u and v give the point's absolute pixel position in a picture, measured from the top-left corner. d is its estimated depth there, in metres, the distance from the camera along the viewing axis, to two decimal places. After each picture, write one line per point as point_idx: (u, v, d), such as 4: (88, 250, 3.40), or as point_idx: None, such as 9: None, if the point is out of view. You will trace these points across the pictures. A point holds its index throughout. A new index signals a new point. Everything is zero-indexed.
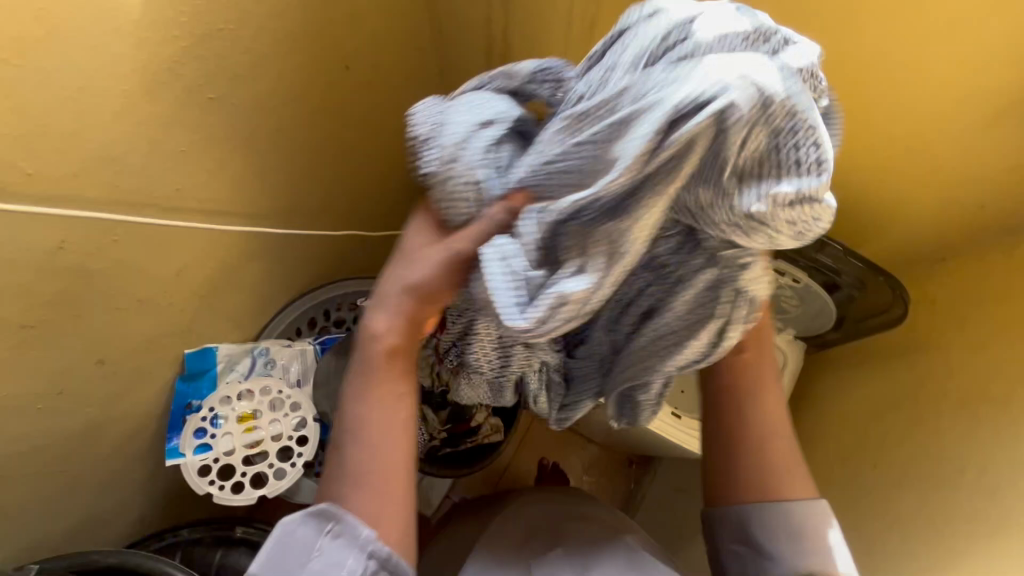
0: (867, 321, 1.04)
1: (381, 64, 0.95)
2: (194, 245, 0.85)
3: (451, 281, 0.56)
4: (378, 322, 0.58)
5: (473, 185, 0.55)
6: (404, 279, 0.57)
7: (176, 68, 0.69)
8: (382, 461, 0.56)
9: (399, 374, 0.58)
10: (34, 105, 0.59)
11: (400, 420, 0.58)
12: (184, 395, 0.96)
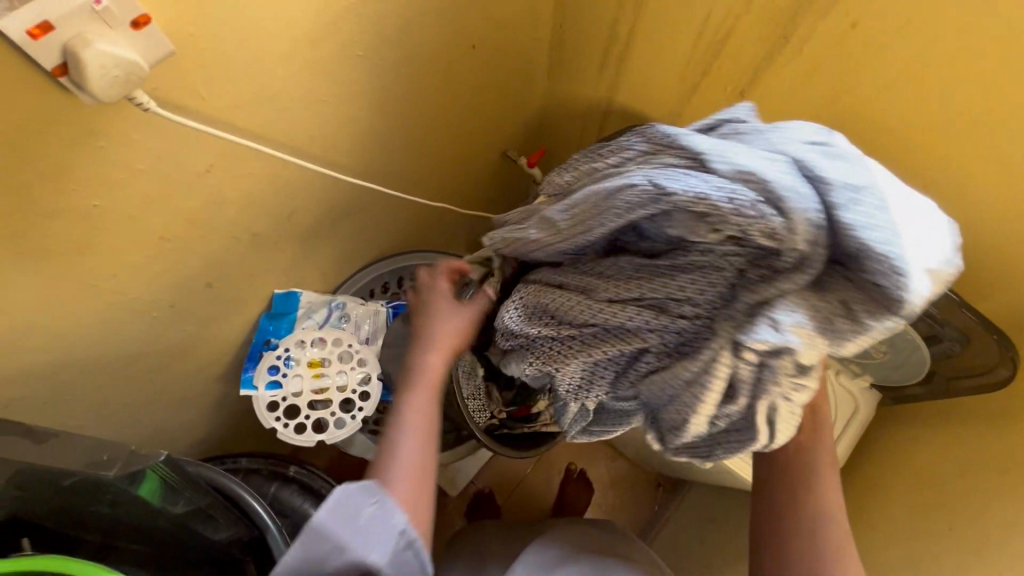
0: (959, 380, 0.73)
1: (508, 22, 0.84)
2: (306, 187, 0.74)
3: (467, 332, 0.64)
4: (422, 358, 0.61)
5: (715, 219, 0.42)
6: (436, 329, 0.64)
7: (356, 9, 0.60)
8: (421, 462, 0.54)
9: (431, 390, 0.59)
10: (243, 24, 0.51)
11: (429, 416, 0.57)
12: (264, 332, 0.90)
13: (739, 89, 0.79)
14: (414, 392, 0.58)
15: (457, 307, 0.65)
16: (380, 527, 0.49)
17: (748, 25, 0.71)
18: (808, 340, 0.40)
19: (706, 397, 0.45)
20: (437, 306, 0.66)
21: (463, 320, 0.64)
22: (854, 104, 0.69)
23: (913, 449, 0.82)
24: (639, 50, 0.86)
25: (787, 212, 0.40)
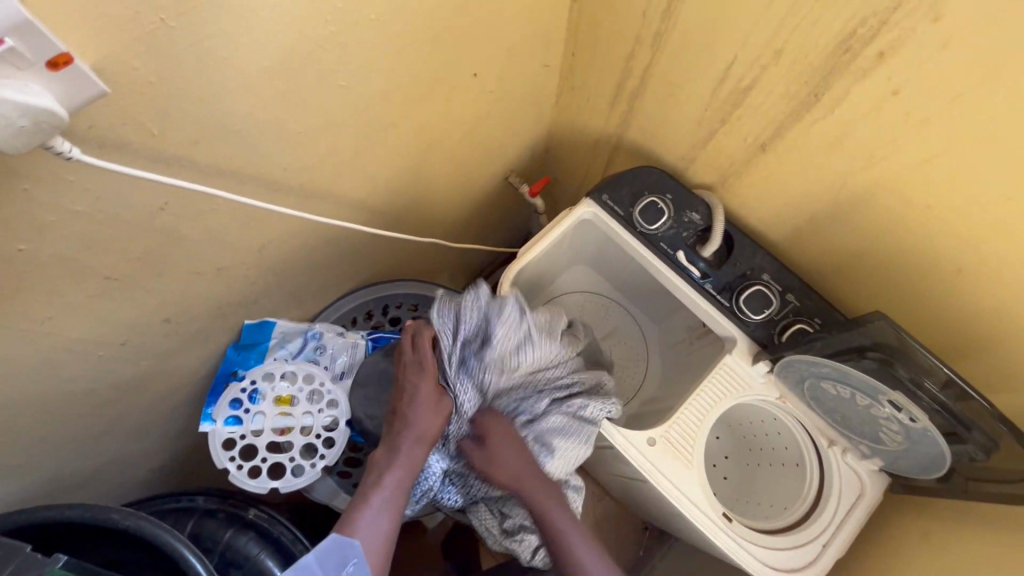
0: (979, 485, 0.65)
1: (513, 54, 0.79)
2: (279, 223, 0.69)
3: (429, 413, 0.70)
4: (382, 453, 0.69)
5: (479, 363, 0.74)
6: (409, 425, 0.69)
7: (340, 40, 0.55)
8: (387, 537, 0.65)
9: (404, 465, 0.68)
10: (209, 59, 0.46)
11: (389, 507, 0.66)
12: (230, 363, 0.84)
13: (759, 142, 0.72)
14: (390, 475, 0.67)
15: (436, 404, 0.71)
16: None
17: (773, 80, 0.65)
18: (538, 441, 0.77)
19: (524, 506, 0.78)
20: (421, 394, 0.71)
21: (421, 403, 0.70)
22: (884, 174, 0.63)
23: (922, 545, 0.75)
24: (653, 92, 0.81)
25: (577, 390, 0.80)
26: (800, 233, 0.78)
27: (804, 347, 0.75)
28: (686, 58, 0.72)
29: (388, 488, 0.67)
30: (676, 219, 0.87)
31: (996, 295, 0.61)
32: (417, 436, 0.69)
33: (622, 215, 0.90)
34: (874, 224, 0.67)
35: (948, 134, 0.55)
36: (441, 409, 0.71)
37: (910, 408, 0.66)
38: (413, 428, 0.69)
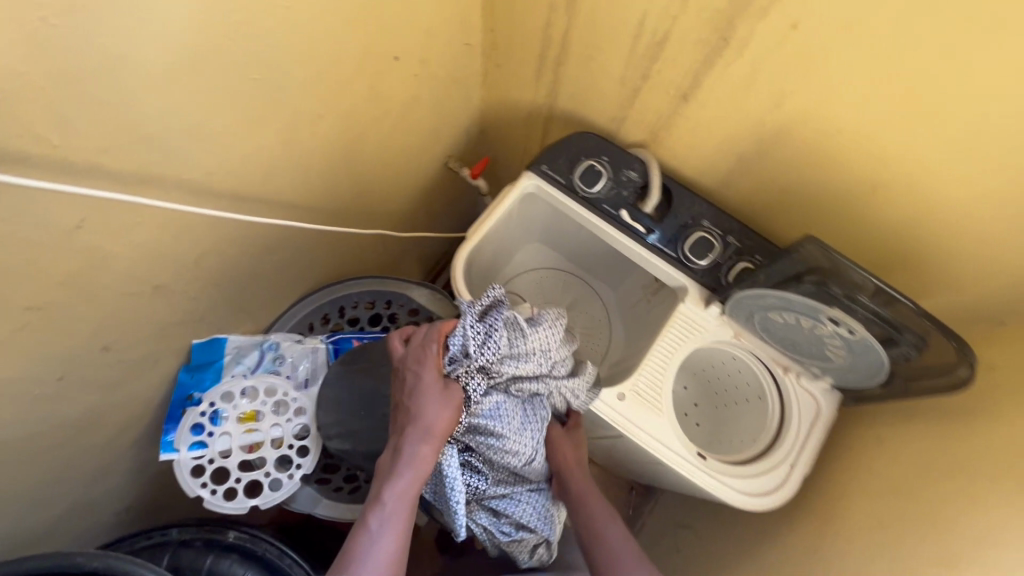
0: (917, 382, 0.71)
1: (432, 34, 0.79)
2: (212, 231, 0.66)
3: (444, 414, 0.67)
4: (385, 462, 0.68)
5: (491, 351, 0.69)
6: (417, 423, 0.66)
7: (248, 30, 0.53)
8: (391, 558, 0.63)
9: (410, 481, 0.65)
10: (107, 61, 0.44)
11: (392, 531, 0.64)
12: (185, 387, 0.81)
13: (680, 93, 0.75)
14: (396, 485, 0.65)
15: (445, 395, 0.68)
16: None
17: (684, 30, 0.67)
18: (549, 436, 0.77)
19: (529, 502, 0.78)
20: (427, 388, 0.68)
21: (430, 403, 0.67)
22: (793, 107, 0.67)
23: (875, 449, 0.81)
24: (575, 57, 0.82)
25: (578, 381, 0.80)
26: (732, 176, 0.82)
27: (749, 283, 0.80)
28: (601, 16, 0.74)
29: (395, 495, 0.65)
30: (615, 179, 0.89)
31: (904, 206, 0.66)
32: (425, 431, 0.66)
33: (564, 183, 0.91)
34: (793, 156, 0.72)
35: (844, 59, 0.59)
36: (455, 399, 0.68)
37: (848, 322, 0.69)
38: (418, 434, 0.66)
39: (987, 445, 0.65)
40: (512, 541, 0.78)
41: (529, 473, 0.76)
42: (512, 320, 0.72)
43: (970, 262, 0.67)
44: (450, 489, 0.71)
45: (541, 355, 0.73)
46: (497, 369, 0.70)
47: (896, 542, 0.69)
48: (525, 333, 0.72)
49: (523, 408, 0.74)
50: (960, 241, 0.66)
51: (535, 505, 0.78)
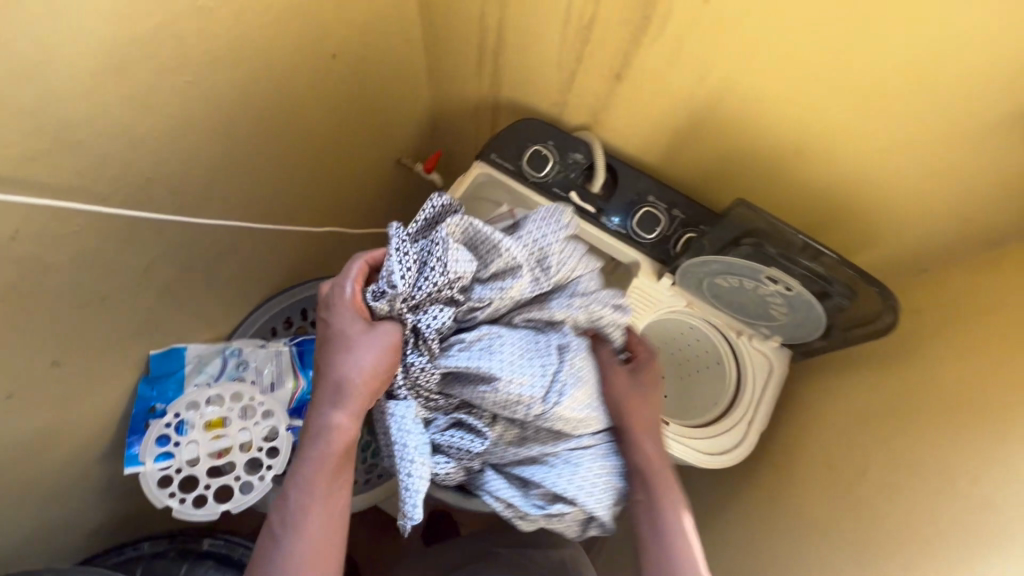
0: (850, 331, 0.75)
1: (369, 30, 0.80)
2: (158, 238, 0.67)
3: (363, 364, 0.61)
4: (309, 431, 0.63)
5: (444, 274, 0.61)
6: (335, 385, 0.61)
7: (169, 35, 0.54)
8: (321, 526, 0.60)
9: (327, 444, 0.61)
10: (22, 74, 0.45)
11: (320, 501, 0.60)
12: (147, 399, 0.81)
13: (613, 74, 0.78)
14: (316, 449, 0.61)
15: (369, 338, 0.61)
16: None
17: (606, 12, 0.70)
18: (571, 371, 0.68)
19: (587, 469, 0.68)
20: (347, 339, 0.62)
21: (346, 355, 0.61)
22: (712, 81, 0.71)
23: (820, 399, 0.86)
24: (512, 44, 0.84)
25: (596, 303, 0.70)
26: (670, 151, 0.85)
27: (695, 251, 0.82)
28: (529, 2, 0.76)
29: (310, 460, 0.61)
30: (562, 162, 0.91)
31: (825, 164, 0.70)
32: (343, 387, 0.61)
33: (513, 169, 0.93)
34: (721, 127, 0.75)
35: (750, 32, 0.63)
36: (383, 346, 0.62)
37: (785, 279, 0.74)
38: (333, 392, 0.62)
39: (920, 385, 0.70)
40: (547, 502, 0.69)
41: (551, 418, 0.66)
42: (464, 233, 0.63)
43: (890, 214, 0.72)
44: (398, 444, 0.64)
45: (517, 270, 0.65)
46: (451, 293, 0.63)
47: (841, 481, 0.75)
48: (490, 246, 0.64)
49: (517, 343, 0.66)
50: (878, 196, 0.71)
51: (571, 453, 0.69)
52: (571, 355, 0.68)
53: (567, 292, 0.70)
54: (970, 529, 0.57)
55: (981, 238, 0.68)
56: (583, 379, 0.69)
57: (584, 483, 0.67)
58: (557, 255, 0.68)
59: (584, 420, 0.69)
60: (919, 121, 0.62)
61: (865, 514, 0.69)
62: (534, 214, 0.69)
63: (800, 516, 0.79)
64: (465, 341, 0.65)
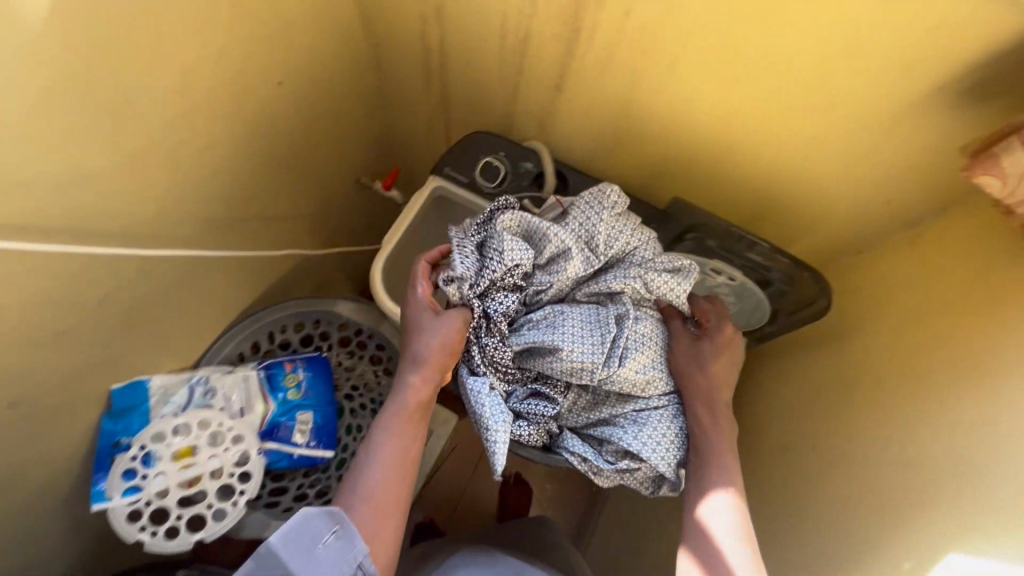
0: (789, 316, 0.80)
1: (314, 56, 0.82)
2: (113, 273, 0.68)
3: (432, 343, 0.68)
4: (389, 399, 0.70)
5: (500, 258, 0.69)
6: (410, 356, 0.69)
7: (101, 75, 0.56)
8: (393, 478, 0.65)
9: (399, 409, 0.68)
10: None
11: (393, 456, 0.66)
12: (110, 434, 0.80)
13: (553, 86, 0.82)
14: (393, 410, 0.68)
15: (438, 320, 0.69)
16: (340, 550, 0.57)
17: (538, 28, 0.74)
18: (638, 335, 0.71)
19: (660, 427, 0.70)
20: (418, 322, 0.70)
21: (416, 334, 0.69)
22: (642, 89, 0.75)
23: (784, 382, 0.91)
24: (455, 62, 0.87)
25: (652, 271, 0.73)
26: (615, 154, 0.88)
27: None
28: (464, 22, 0.79)
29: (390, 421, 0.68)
30: (513, 171, 0.92)
31: (755, 160, 0.75)
32: (420, 359, 0.68)
33: (465, 181, 0.94)
34: (658, 130, 0.79)
35: (665, 46, 0.66)
36: (453, 324, 0.69)
37: (729, 270, 0.78)
38: (408, 361, 0.69)
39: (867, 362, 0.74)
40: (625, 463, 0.70)
41: (619, 379, 0.69)
42: (515, 223, 0.72)
43: (821, 202, 0.76)
44: (476, 413, 0.67)
45: (569, 248, 0.71)
46: (510, 273, 0.70)
47: (804, 460, 0.79)
48: (541, 232, 0.71)
49: (581, 316, 0.71)
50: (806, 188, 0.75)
51: (647, 414, 0.71)
52: (636, 321, 0.71)
53: (621, 265, 0.74)
54: (907, 504, 0.60)
55: (906, 219, 0.73)
56: (650, 343, 0.72)
57: (650, 436, 0.69)
58: (613, 231, 0.73)
59: (650, 379, 0.71)
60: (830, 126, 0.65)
61: (821, 485, 0.73)
62: (580, 199, 0.75)
63: (771, 495, 0.82)
64: (538, 318, 0.72)
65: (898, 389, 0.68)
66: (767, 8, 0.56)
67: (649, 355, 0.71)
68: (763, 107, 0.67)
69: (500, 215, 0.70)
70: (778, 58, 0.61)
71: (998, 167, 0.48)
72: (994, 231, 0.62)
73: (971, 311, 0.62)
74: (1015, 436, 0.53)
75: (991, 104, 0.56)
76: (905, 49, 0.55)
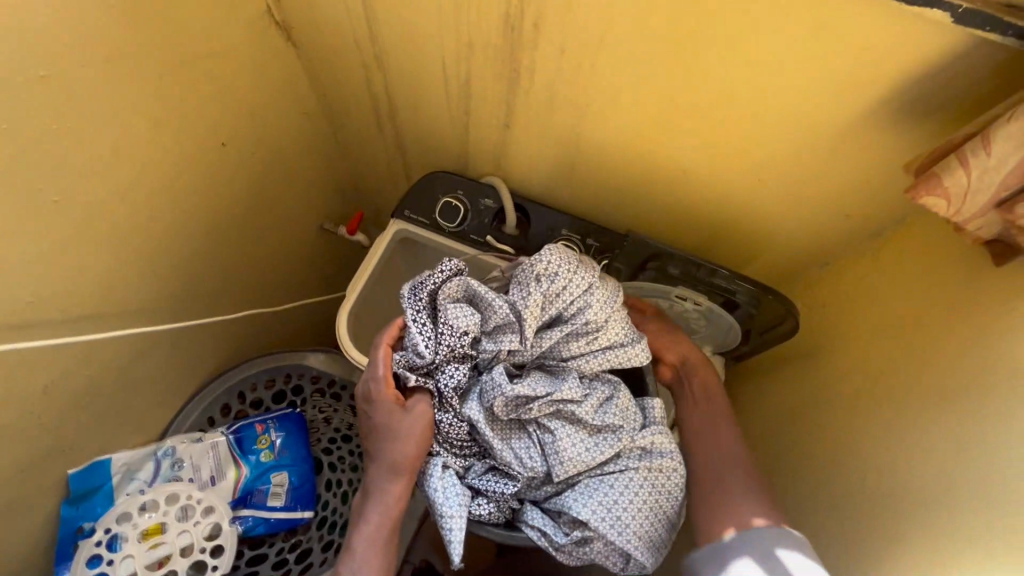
0: (759, 337, 0.80)
1: (258, 114, 0.81)
2: (62, 362, 0.66)
3: (403, 446, 0.64)
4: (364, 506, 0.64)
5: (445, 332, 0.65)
6: (380, 458, 0.64)
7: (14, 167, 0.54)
8: None
9: (376, 514, 0.63)
10: None
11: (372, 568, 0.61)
12: (73, 520, 0.77)
13: (502, 124, 0.81)
14: (369, 518, 0.63)
15: (403, 419, 0.64)
16: None
17: (479, 71, 0.73)
18: (594, 409, 0.67)
19: (634, 497, 0.63)
20: (382, 418, 0.64)
21: (383, 433, 0.64)
22: (588, 124, 0.74)
23: (764, 399, 0.89)
24: (404, 105, 0.86)
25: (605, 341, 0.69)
26: (571, 183, 0.87)
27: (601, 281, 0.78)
28: (404, 70, 0.79)
29: (365, 538, 0.62)
30: (474, 209, 0.90)
31: (708, 184, 0.74)
32: (393, 459, 0.64)
33: (428, 223, 0.91)
34: (609, 161, 0.79)
35: (603, 82, 0.66)
36: (423, 419, 0.65)
37: (694, 296, 0.78)
38: (379, 461, 0.65)
39: (839, 377, 0.73)
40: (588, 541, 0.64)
41: (575, 455, 0.65)
42: (453, 289, 0.66)
43: (777, 220, 0.75)
44: (431, 501, 0.63)
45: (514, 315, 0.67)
46: (453, 345, 0.65)
47: (788, 483, 0.76)
48: (483, 298, 0.66)
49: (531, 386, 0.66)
50: (758, 207, 0.75)
51: (607, 489, 0.64)
52: (590, 392, 0.68)
53: (572, 332, 0.68)
54: (887, 532, 0.58)
55: (866, 231, 0.71)
56: (617, 420, 0.67)
57: (610, 502, 0.63)
58: (561, 294, 0.67)
59: (608, 450, 0.66)
60: (776, 147, 0.65)
61: (808, 509, 0.71)
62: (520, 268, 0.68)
63: None
64: (485, 393, 0.67)
65: (867, 407, 0.66)
66: (696, 41, 0.56)
67: (610, 425, 0.67)
68: (706, 131, 0.66)
69: (440, 285, 0.66)
70: (713, 88, 0.60)
71: (940, 187, 0.49)
72: (949, 240, 0.61)
73: (933, 324, 0.61)
74: (994, 456, 0.50)
75: (930, 120, 0.55)
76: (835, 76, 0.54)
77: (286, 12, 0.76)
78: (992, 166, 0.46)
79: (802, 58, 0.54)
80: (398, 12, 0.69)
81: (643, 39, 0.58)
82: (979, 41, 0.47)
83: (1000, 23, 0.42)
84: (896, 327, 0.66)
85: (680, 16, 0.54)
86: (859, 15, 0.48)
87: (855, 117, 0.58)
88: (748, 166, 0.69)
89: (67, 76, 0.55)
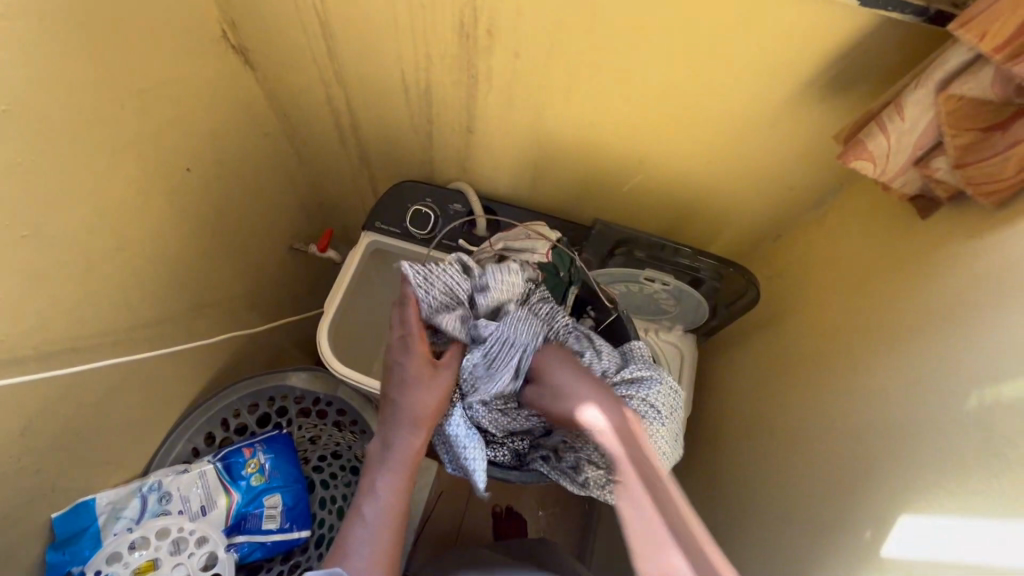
0: (726, 309, 0.86)
1: (219, 137, 0.81)
2: (39, 400, 0.65)
3: (426, 395, 0.64)
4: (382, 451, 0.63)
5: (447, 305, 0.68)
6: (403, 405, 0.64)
7: None
8: (391, 534, 0.58)
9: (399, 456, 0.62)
10: None
11: (400, 500, 0.60)
12: (60, 566, 0.75)
13: (465, 128, 0.84)
14: (389, 466, 0.61)
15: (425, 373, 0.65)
16: None
17: (438, 79, 0.76)
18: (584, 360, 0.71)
19: None
20: (408, 371, 0.65)
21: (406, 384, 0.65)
22: (543, 122, 0.78)
23: (735, 367, 0.94)
24: (365, 117, 0.88)
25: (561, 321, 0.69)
26: (535, 181, 0.91)
27: (561, 262, 0.80)
28: (363, 85, 0.81)
29: (388, 479, 0.61)
30: (443, 215, 0.92)
31: (661, 169, 0.79)
32: (414, 409, 0.64)
33: (399, 232, 0.92)
34: (569, 155, 0.82)
35: (555, 80, 0.70)
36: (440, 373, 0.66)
37: (661, 276, 0.83)
38: (402, 409, 0.64)
39: (799, 337, 0.78)
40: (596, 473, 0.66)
41: None
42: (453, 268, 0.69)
43: (726, 197, 0.81)
44: (452, 435, 0.66)
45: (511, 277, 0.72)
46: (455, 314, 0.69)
47: (761, 441, 0.81)
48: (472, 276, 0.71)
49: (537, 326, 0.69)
50: (710, 186, 0.80)
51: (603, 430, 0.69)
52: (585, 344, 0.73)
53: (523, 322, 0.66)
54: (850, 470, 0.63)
55: (810, 200, 0.77)
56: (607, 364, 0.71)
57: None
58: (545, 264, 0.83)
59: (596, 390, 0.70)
60: (718, 130, 0.70)
61: (777, 460, 0.76)
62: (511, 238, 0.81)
63: (736, 478, 0.85)
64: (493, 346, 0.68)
65: (824, 359, 0.72)
66: (636, 37, 0.60)
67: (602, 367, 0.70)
68: (655, 122, 0.71)
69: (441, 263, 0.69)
70: (656, 79, 0.65)
71: (866, 152, 0.55)
72: (878, 202, 0.68)
73: (872, 278, 0.66)
74: (921, 388, 0.56)
75: (851, 94, 0.61)
76: (763, 63, 0.60)
77: (240, 35, 0.77)
78: (906, 130, 0.52)
79: (734, 46, 0.58)
80: (354, 28, 0.72)
81: (589, 39, 0.62)
82: (883, 23, 0.53)
83: (900, 2, 0.48)
84: (842, 284, 0.71)
85: (619, 15, 0.58)
86: (778, 8, 0.53)
87: (787, 96, 0.63)
88: (695, 149, 0.74)
89: (26, 111, 0.55)
